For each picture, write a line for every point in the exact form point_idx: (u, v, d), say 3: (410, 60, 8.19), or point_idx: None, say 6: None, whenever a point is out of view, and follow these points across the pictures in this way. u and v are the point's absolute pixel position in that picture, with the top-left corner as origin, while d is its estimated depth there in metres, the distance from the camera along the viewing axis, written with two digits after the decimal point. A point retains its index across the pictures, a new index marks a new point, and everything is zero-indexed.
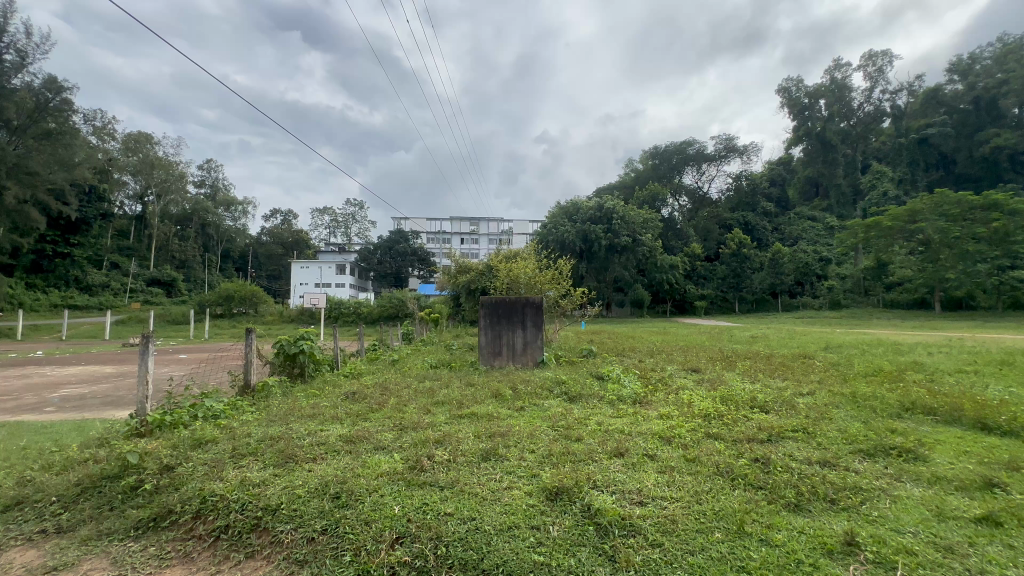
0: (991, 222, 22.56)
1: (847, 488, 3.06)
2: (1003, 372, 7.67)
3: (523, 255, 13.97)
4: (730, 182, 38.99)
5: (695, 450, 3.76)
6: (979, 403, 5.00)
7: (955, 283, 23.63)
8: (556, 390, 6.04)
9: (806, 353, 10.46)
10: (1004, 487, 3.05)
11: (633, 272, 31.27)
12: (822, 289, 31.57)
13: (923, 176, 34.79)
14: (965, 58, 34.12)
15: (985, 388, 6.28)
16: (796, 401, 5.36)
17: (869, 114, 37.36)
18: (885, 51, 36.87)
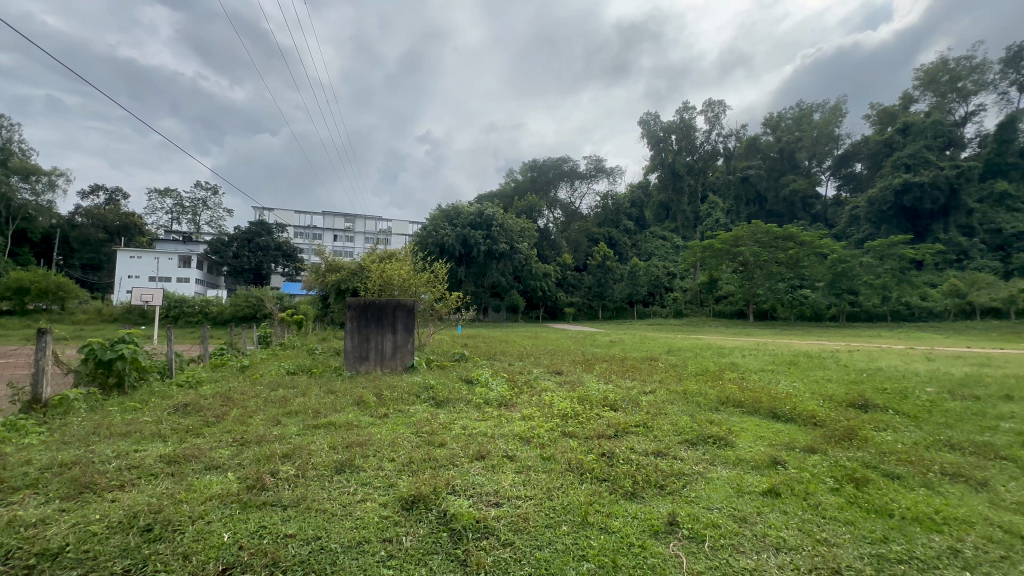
0: (788, 250, 28.34)
1: (673, 474, 3.50)
2: (791, 370, 9.57)
3: (398, 257, 13.54)
4: (598, 200, 42.66)
5: (550, 449, 3.97)
6: (772, 395, 6.17)
7: (764, 297, 29.14)
8: (424, 395, 5.94)
9: (653, 356, 11.87)
10: (783, 464, 3.78)
11: (511, 278, 32.60)
12: (669, 299, 36.09)
13: (745, 208, 42.03)
14: (775, 116, 42.29)
15: (777, 383, 7.77)
16: (640, 399, 6.01)
17: (708, 152, 43.90)
18: (721, 101, 43.86)
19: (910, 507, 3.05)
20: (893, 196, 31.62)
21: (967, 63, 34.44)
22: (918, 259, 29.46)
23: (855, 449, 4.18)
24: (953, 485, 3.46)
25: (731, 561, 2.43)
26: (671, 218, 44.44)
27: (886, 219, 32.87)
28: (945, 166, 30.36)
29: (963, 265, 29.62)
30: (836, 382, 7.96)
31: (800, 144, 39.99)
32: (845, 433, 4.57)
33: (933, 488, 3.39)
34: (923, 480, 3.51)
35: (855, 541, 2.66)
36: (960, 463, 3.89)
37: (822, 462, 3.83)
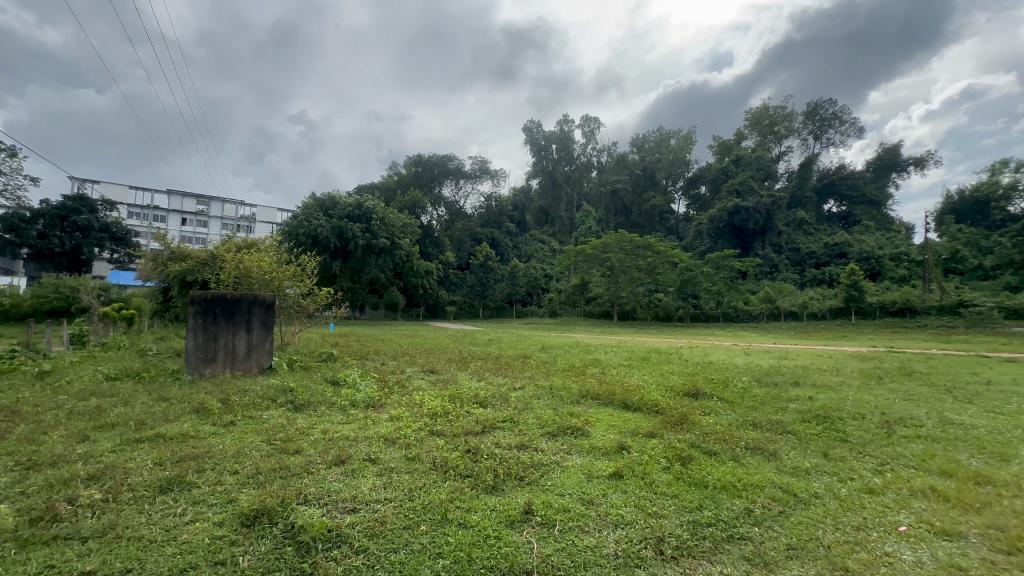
0: (647, 258, 32.29)
1: (533, 465, 3.69)
2: (645, 364, 10.75)
3: (260, 247, 12.21)
4: (482, 201, 43.23)
5: (416, 449, 3.93)
6: (624, 388, 6.88)
7: (626, 299, 32.44)
8: (281, 399, 5.43)
9: (526, 353, 12.45)
10: (628, 448, 4.23)
11: (390, 273, 30.84)
12: (545, 300, 37.58)
13: (614, 218, 46.19)
14: (640, 137, 47.26)
15: (630, 377, 8.67)
16: (510, 395, 6.24)
17: (583, 164, 47.14)
18: (596, 118, 47.62)
19: (721, 478, 3.62)
20: (726, 217, 37.50)
21: (782, 112, 42.22)
22: (743, 270, 35.27)
23: (685, 431, 4.86)
24: (752, 457, 4.21)
25: (576, 540, 2.66)
26: (549, 223, 46.88)
27: (721, 235, 38.73)
28: (764, 195, 36.86)
29: (774, 276, 36.10)
30: (677, 375, 9.15)
31: (659, 165, 45.38)
32: (680, 418, 5.28)
33: (738, 460, 4.10)
34: (731, 454, 4.22)
35: (678, 510, 3.08)
36: (758, 438, 4.77)
37: (659, 444, 4.38)
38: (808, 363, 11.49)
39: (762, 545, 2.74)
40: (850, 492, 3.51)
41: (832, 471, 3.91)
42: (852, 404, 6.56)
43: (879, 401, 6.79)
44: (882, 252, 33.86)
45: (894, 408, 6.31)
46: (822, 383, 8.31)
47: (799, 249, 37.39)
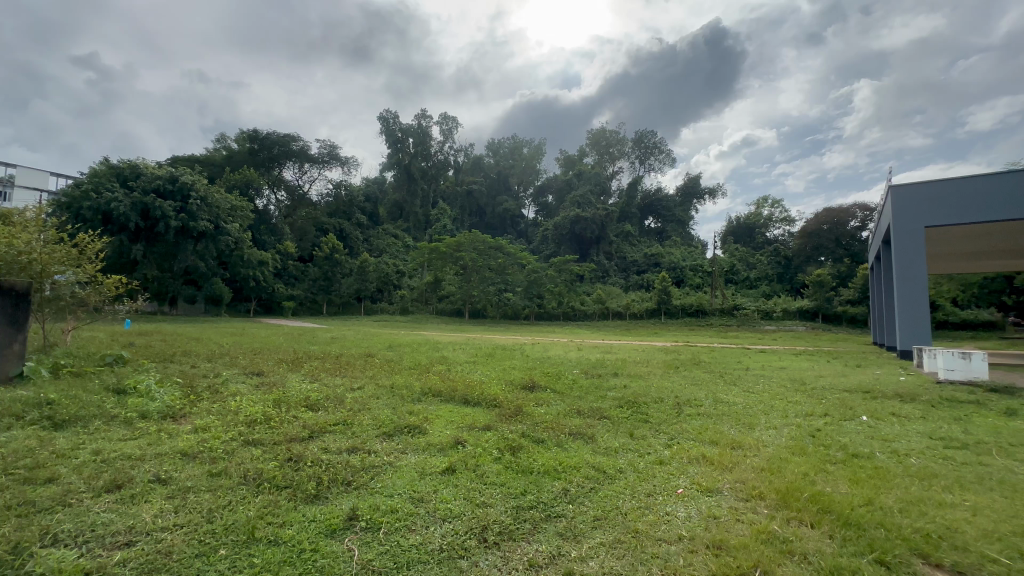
0: (499, 259, 34.27)
1: (363, 469, 3.54)
2: (489, 360, 11.19)
3: (16, 220, 9.38)
4: (330, 189, 40.11)
5: (225, 462, 3.43)
6: (466, 384, 7.04)
7: (477, 298, 33.49)
8: (33, 416, 4.23)
9: (370, 351, 11.95)
10: (464, 443, 4.33)
11: (213, 262, 26.55)
12: (396, 297, 35.98)
13: (468, 218, 47.09)
14: (495, 142, 49.36)
15: (473, 373, 8.94)
16: (346, 396, 5.89)
17: (440, 161, 46.65)
18: (454, 118, 47.99)
19: (544, 463, 3.93)
20: (569, 225, 41.29)
21: (616, 136, 48.12)
22: (581, 274, 39.15)
23: (518, 422, 5.18)
24: (573, 441, 4.68)
25: (401, 541, 2.61)
26: (403, 218, 45.57)
27: (564, 241, 42.43)
28: (599, 208, 41.49)
29: (605, 280, 40.83)
30: (517, 369, 9.71)
31: (512, 171, 47.88)
32: (515, 411, 5.60)
33: (561, 445, 4.51)
34: (555, 440, 4.63)
35: (503, 498, 3.25)
36: (579, 424, 5.32)
37: (493, 436, 4.57)
38: (627, 356, 13.25)
39: (574, 519, 3.04)
40: (646, 464, 4.14)
41: (636, 448, 4.57)
42: (654, 390, 7.77)
43: (674, 386, 8.17)
44: (685, 264, 40.95)
45: (684, 392, 7.67)
46: (635, 373, 9.67)
47: (626, 258, 42.80)
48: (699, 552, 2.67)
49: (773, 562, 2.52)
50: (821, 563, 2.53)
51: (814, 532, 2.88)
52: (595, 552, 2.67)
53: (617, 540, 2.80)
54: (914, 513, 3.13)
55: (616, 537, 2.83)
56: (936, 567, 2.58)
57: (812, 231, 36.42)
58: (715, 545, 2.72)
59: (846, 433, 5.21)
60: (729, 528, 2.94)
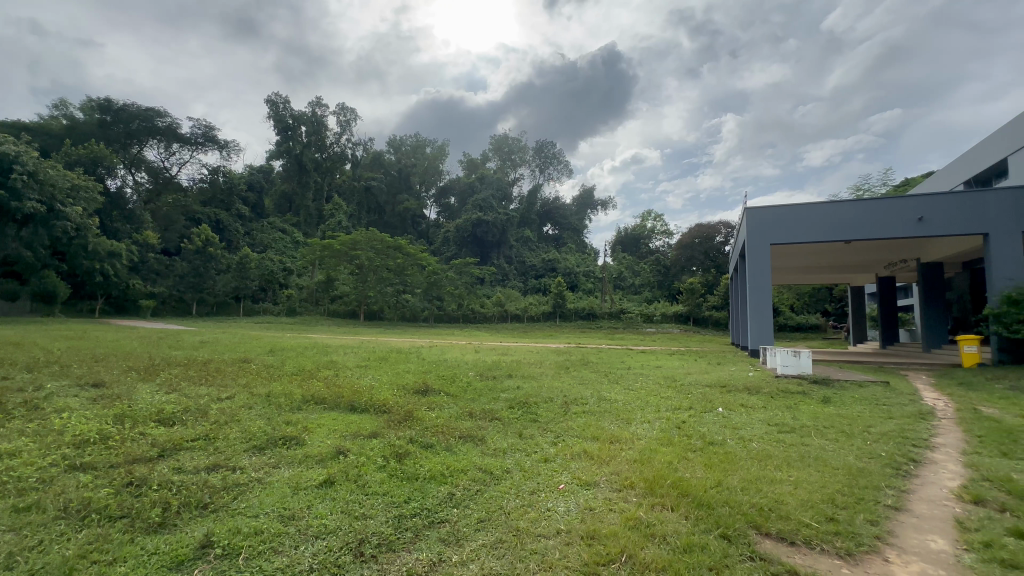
0: (397, 259, 33.06)
1: (224, 488, 3.17)
2: (382, 364, 10.75)
3: None
4: (205, 174, 35.76)
5: (39, 494, 2.85)
6: (353, 389, 6.70)
7: (373, 299, 32.11)
8: None
9: (245, 357, 10.80)
10: (346, 452, 4.10)
11: (45, 252, 22.17)
12: (282, 297, 33.05)
13: (366, 215, 44.97)
14: (396, 139, 48.16)
15: (363, 378, 8.53)
16: (211, 407, 5.25)
17: (336, 154, 44.21)
18: (353, 110, 45.58)
19: (430, 468, 3.87)
20: (470, 227, 41.44)
21: (517, 143, 49.56)
22: (481, 276, 39.49)
23: (407, 428, 5.03)
24: (462, 444, 4.67)
25: (264, 565, 2.38)
26: (292, 211, 42.20)
27: (465, 244, 42.48)
28: (500, 213, 42.33)
29: (505, 283, 41.74)
30: (410, 373, 9.46)
31: (414, 169, 46.82)
32: (405, 416, 5.43)
33: (450, 449, 4.48)
34: (444, 444, 4.58)
35: (385, 508, 3.13)
36: (469, 427, 5.32)
37: (378, 444, 4.39)
38: (522, 358, 13.62)
39: (457, 523, 3.03)
40: (532, 463, 4.28)
41: (523, 448, 4.69)
42: (544, 390, 8.06)
43: (563, 386, 8.56)
44: (579, 270, 43.43)
45: (573, 391, 8.07)
46: (528, 374, 9.97)
47: (525, 262, 44.15)
48: (574, 544, 2.81)
49: (637, 545, 2.75)
50: (676, 542, 2.80)
51: (673, 514, 3.20)
52: (476, 554, 2.68)
53: (498, 540, 2.85)
54: (751, 490, 3.64)
55: (497, 538, 2.87)
56: (766, 535, 3.02)
57: (686, 244, 40.84)
58: (588, 536, 2.89)
59: (705, 423, 5.89)
60: (602, 518, 3.14)
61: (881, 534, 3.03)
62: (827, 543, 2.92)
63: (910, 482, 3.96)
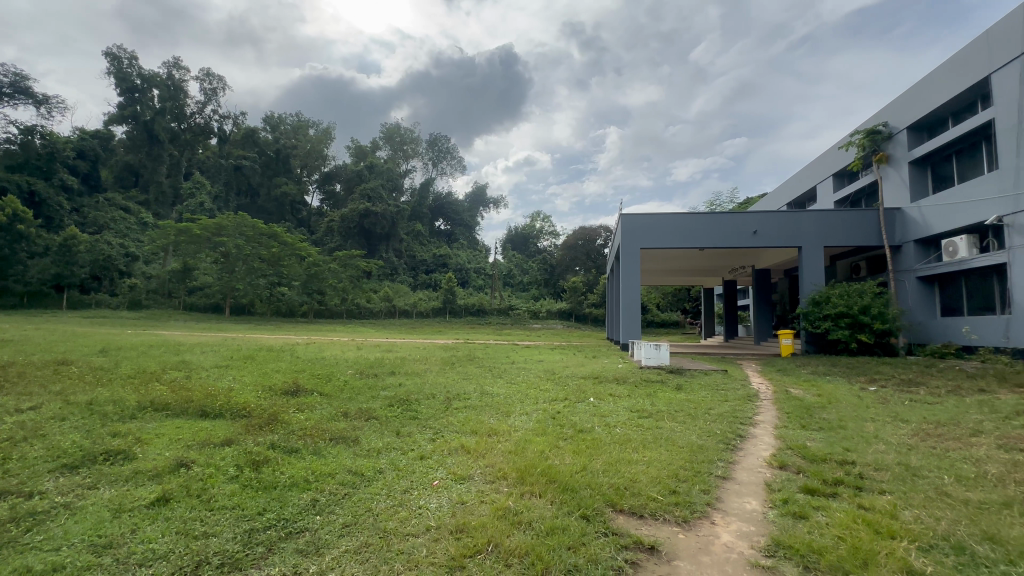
0: (271, 247, 30.05)
1: (14, 520, 2.59)
2: (246, 364, 9.68)
3: None
4: (14, 133, 28.90)
5: None
6: (207, 392, 5.96)
7: (242, 292, 28.85)
8: None
9: (63, 358, 8.90)
10: (191, 464, 3.61)
11: None
12: (122, 287, 28.07)
13: (234, 197, 40.19)
14: (274, 117, 43.87)
15: (222, 379, 7.63)
16: (6, 421, 4.25)
17: (198, 126, 39.58)
18: (222, 78, 40.36)
19: (293, 475, 3.57)
20: (357, 218, 39.23)
21: (410, 134, 48.13)
22: (367, 270, 37.74)
23: (268, 433, 4.58)
24: (333, 446, 4.40)
25: None
26: (139, 187, 36.11)
27: (351, 235, 40.12)
28: (390, 204, 40.74)
29: (393, 278, 40.42)
30: (280, 373, 8.68)
31: (294, 151, 42.68)
32: (268, 420, 4.96)
33: (318, 452, 4.18)
34: (311, 448, 4.26)
35: (232, 523, 2.80)
36: (342, 428, 5.03)
37: (232, 452, 3.94)
38: (407, 355, 13.25)
39: (319, 531, 2.83)
40: (408, 461, 4.17)
41: (399, 446, 4.56)
42: (426, 387, 7.94)
43: (445, 382, 8.54)
44: (469, 266, 43.72)
45: (455, 386, 8.11)
46: (412, 371, 9.76)
47: (415, 257, 43.18)
48: (442, 539, 2.80)
49: (504, 534, 2.82)
50: (541, 526, 2.95)
51: (540, 500, 3.36)
52: (337, 562, 2.53)
53: (363, 544, 2.72)
54: (611, 472, 3.97)
55: (362, 542, 2.75)
56: (620, 511, 3.32)
57: (571, 245, 43.38)
58: (458, 529, 2.90)
59: (577, 413, 6.30)
60: (473, 511, 3.17)
61: (711, 501, 3.52)
62: (669, 513, 3.30)
63: (736, 455, 4.65)
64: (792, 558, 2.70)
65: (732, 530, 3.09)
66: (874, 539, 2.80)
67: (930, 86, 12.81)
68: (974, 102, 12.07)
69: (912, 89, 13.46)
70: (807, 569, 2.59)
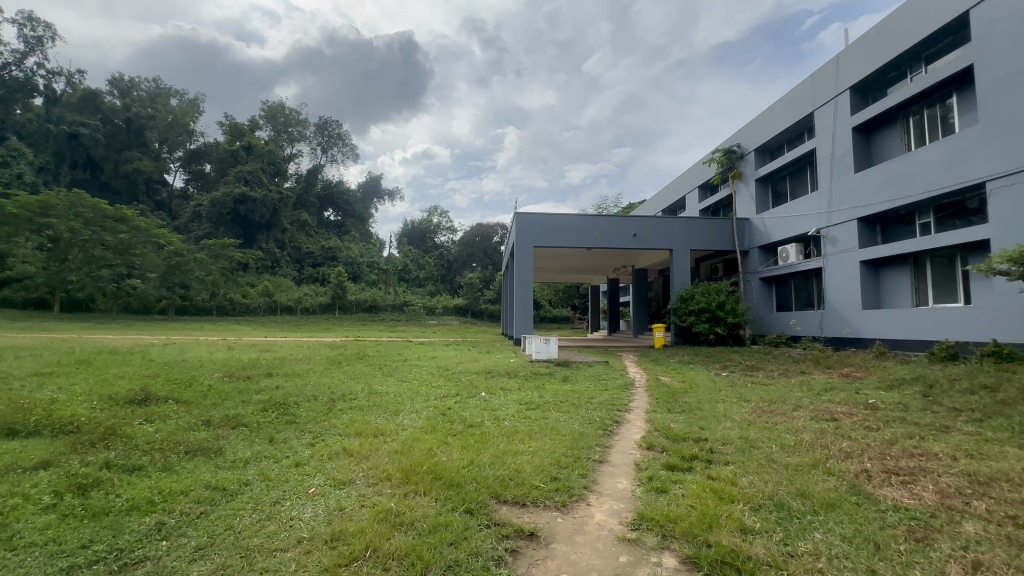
0: (118, 233, 25.54)
1: None
2: (79, 370, 8.11)
3: None
4: None
5: None
6: (19, 406, 4.89)
7: (77, 286, 24.06)
8: None
9: None
10: None
11: None
12: None
13: (68, 171, 33.49)
14: (124, 79, 37.35)
15: (44, 389, 6.32)
16: None
17: (16, 81, 32.61)
18: (50, 25, 33.18)
19: (134, 497, 3.08)
20: (231, 203, 35.08)
21: (296, 115, 44.28)
22: (242, 262, 34.00)
23: (103, 450, 3.90)
24: (189, 460, 3.88)
25: None
26: None
27: (223, 222, 35.84)
28: (271, 189, 36.95)
29: (274, 271, 37.00)
30: (127, 379, 7.43)
31: (150, 122, 36.74)
32: (104, 434, 4.22)
33: (168, 468, 3.65)
34: (161, 464, 3.71)
35: (43, 563, 2.33)
36: (201, 438, 4.46)
37: (49, 477, 3.27)
38: (288, 354, 12.21)
39: (164, 559, 2.47)
40: (281, 470, 3.84)
41: (272, 454, 4.18)
42: (308, 388, 7.37)
43: (329, 382, 8.02)
44: (361, 260, 41.50)
45: (341, 386, 7.67)
46: (292, 372, 9.03)
47: (300, 248, 39.92)
48: (315, 550, 2.61)
49: (383, 537, 2.72)
50: (423, 525, 2.90)
51: (425, 499, 3.31)
52: None
53: (220, 567, 2.43)
54: (497, 464, 4.06)
55: (221, 564, 2.46)
56: (503, 502, 3.40)
57: (468, 241, 43.58)
58: (333, 537, 2.74)
59: (468, 408, 6.34)
60: (352, 517, 3.01)
61: (588, 484, 3.76)
62: (549, 499, 3.45)
63: (612, 439, 5.05)
64: (653, 529, 2.99)
65: (604, 509, 3.33)
66: (718, 505, 3.22)
67: (773, 115, 15.03)
68: (803, 132, 14.43)
69: (759, 117, 15.68)
70: (665, 537, 2.89)
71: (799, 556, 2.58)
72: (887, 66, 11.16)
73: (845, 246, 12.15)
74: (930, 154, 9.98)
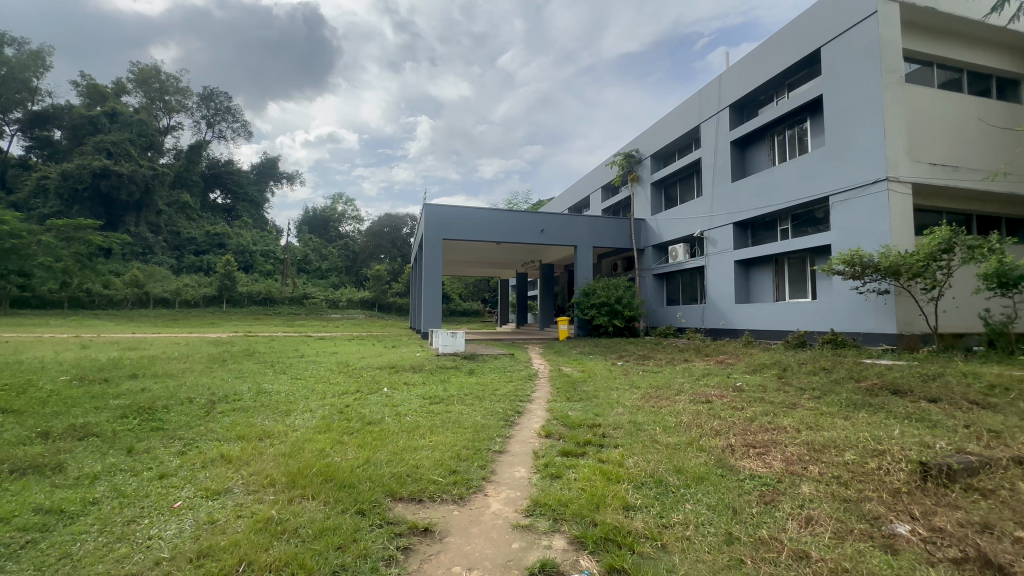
0: None
1: None
2: None
3: None
4: None
5: None
6: None
7: None
8: None
9: None
10: None
11: None
12: None
13: None
14: None
15: None
16: None
17: None
18: None
19: None
20: (89, 177, 30.05)
21: (175, 82, 39.08)
22: (104, 247, 29.35)
23: None
24: (16, 481, 3.25)
25: None
26: None
27: (78, 200, 30.63)
28: (143, 164, 32.26)
29: (147, 258, 32.51)
30: None
31: None
32: None
33: None
34: None
35: None
36: (37, 453, 3.76)
37: None
38: (160, 352, 10.76)
39: None
40: (139, 484, 3.37)
41: (129, 466, 3.66)
42: (184, 390, 6.57)
43: (210, 382, 7.22)
44: (254, 248, 37.94)
45: (225, 387, 6.95)
46: (165, 372, 7.98)
47: (179, 233, 35.47)
48: (175, 571, 2.33)
49: (260, 549, 2.50)
50: (309, 531, 2.72)
51: (312, 503, 3.11)
52: None
53: None
54: (394, 461, 3.94)
55: None
56: (399, 500, 3.31)
57: (376, 232, 41.90)
58: (199, 555, 2.46)
59: (368, 405, 6.08)
60: (225, 529, 2.73)
61: (486, 475, 3.80)
62: (446, 493, 3.42)
63: (513, 430, 5.14)
64: (546, 514, 3.10)
65: (501, 499, 3.39)
66: (606, 486, 3.42)
67: (667, 124, 16.31)
68: (691, 142, 15.84)
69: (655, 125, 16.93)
70: (556, 521, 3.01)
71: (671, 526, 2.83)
72: (759, 89, 12.65)
73: (722, 247, 13.61)
74: (791, 168, 11.48)
